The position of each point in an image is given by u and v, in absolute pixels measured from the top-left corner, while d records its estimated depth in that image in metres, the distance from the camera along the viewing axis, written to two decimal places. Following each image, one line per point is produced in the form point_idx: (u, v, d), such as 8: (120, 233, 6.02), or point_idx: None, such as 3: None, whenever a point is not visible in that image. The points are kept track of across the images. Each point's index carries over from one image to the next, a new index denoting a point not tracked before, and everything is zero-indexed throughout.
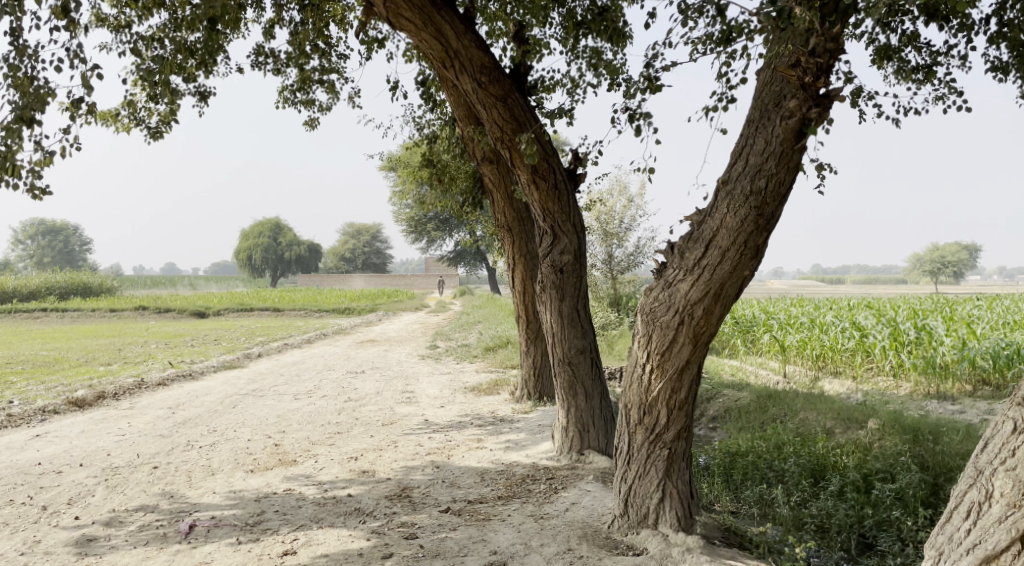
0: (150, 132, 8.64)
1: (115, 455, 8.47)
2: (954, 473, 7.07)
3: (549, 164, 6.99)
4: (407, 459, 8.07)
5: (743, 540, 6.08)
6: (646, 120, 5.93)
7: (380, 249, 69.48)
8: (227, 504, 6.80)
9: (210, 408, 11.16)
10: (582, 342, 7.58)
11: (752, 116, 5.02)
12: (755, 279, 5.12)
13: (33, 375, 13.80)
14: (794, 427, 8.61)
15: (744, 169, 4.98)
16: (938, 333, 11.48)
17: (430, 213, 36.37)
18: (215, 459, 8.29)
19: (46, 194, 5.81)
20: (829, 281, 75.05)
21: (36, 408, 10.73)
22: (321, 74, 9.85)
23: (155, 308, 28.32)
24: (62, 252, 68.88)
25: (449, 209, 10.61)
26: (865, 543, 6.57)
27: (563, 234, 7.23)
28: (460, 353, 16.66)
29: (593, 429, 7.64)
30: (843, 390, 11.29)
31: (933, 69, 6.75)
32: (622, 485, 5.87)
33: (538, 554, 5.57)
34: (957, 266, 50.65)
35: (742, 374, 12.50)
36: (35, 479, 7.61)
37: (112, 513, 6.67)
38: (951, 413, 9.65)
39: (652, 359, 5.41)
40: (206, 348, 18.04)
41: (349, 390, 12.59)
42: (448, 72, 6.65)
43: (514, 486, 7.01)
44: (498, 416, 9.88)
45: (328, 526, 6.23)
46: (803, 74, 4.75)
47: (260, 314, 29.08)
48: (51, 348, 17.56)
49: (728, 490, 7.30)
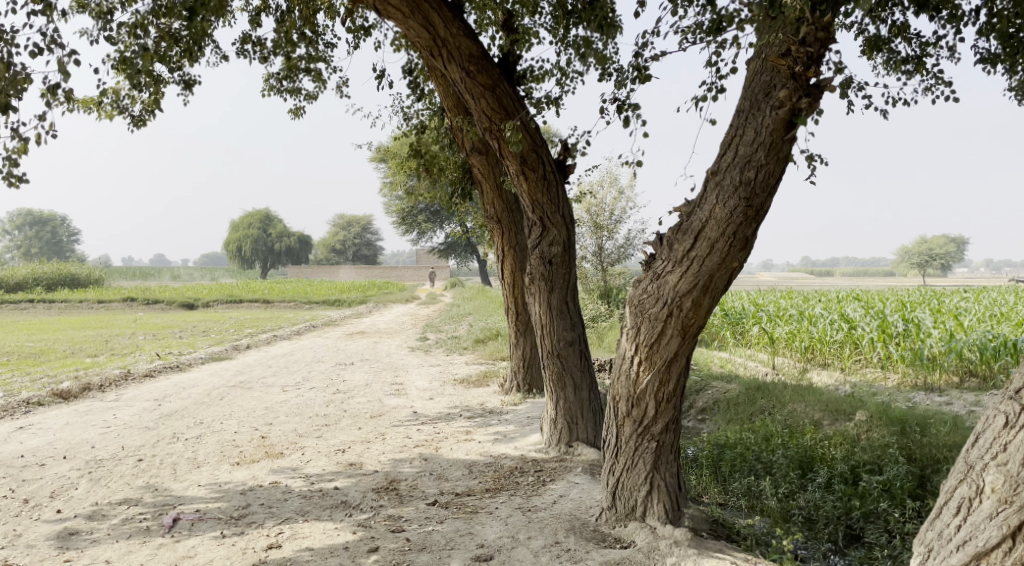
0: (133, 121, 8.52)
1: (99, 448, 8.38)
2: (941, 465, 7.08)
3: (538, 155, 6.94)
4: (395, 452, 8.02)
5: (731, 532, 6.07)
6: (635, 110, 5.91)
7: (370, 240, 69.20)
8: (212, 497, 6.74)
9: (197, 400, 11.07)
10: (571, 334, 7.55)
11: (741, 105, 4.98)
12: (744, 271, 5.09)
13: (18, 366, 13.64)
14: (783, 419, 8.61)
15: (733, 159, 4.94)
16: (926, 325, 11.50)
17: (420, 205, 36.27)
18: (201, 451, 8.22)
19: (23, 181, 5.73)
20: (819, 273, 75.31)
21: (20, 400, 10.61)
22: (307, 63, 9.74)
23: (143, 300, 28.12)
24: (49, 242, 68.28)
25: (438, 200, 10.56)
26: (852, 534, 6.59)
27: (552, 226, 7.19)
28: (450, 345, 16.60)
29: (582, 422, 7.61)
30: (831, 382, 11.30)
31: (922, 60, 6.73)
32: (610, 477, 5.84)
33: (525, 547, 5.54)
34: (945, 259, 50.75)
35: (731, 366, 12.51)
36: (17, 472, 7.53)
37: (95, 506, 6.59)
38: (938, 404, 9.67)
39: (640, 352, 5.38)
40: (194, 340, 17.92)
41: (338, 382, 12.52)
42: (436, 60, 6.57)
43: (502, 478, 6.98)
44: (487, 408, 9.85)
45: (313, 519, 6.18)
46: (794, 63, 4.70)
47: (249, 305, 28.90)
48: (38, 339, 17.37)
49: (717, 481, 7.27)
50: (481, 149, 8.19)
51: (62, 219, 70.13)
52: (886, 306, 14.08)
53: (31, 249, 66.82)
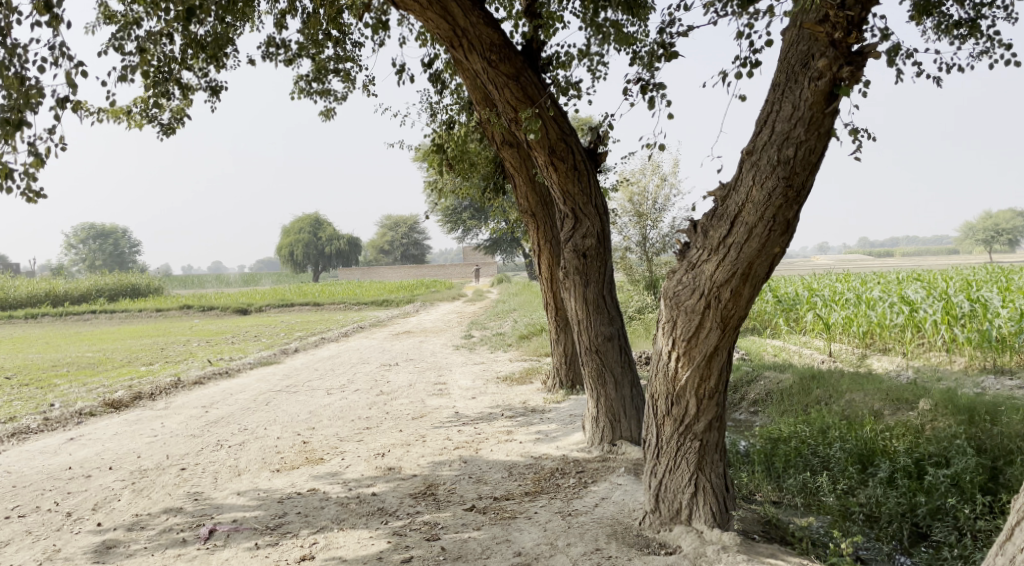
0: (162, 129, 8.51)
1: (145, 457, 8.42)
2: (1014, 456, 6.57)
3: (567, 144, 6.65)
4: (434, 454, 7.84)
5: (785, 534, 5.72)
6: (660, 91, 5.72)
7: (418, 240, 69.64)
8: (250, 506, 6.67)
9: (243, 405, 11.11)
10: (609, 329, 7.28)
11: (776, 79, 4.62)
12: (787, 256, 4.74)
13: (77, 377, 13.94)
14: (840, 410, 8.18)
15: (770, 137, 4.60)
16: (994, 304, 10.81)
17: (463, 202, 36.44)
18: (243, 458, 8.18)
19: (42, 197, 5.23)
20: (879, 253, 72.92)
21: (74, 411, 10.79)
22: (336, 63, 9.63)
23: (199, 307, 28.64)
24: (112, 254, 70.62)
25: (472, 197, 10.42)
26: (918, 533, 6.19)
27: (585, 217, 6.92)
28: (495, 341, 16.43)
29: (625, 419, 7.32)
30: (893, 368, 10.75)
31: (976, 23, 6.24)
32: (652, 480, 5.54)
33: (564, 555, 5.30)
34: (1012, 234, 48.55)
35: (785, 354, 12.04)
36: (64, 484, 7.58)
37: (135, 518, 6.58)
38: (1009, 389, 9.11)
39: (678, 347, 5.07)
40: (245, 345, 18.11)
41: (383, 383, 12.44)
42: (456, 51, 6.33)
43: (542, 481, 6.74)
44: (529, 406, 9.63)
45: (349, 528, 6.04)
46: (833, 29, 4.34)
47: (301, 309, 29.22)
48: (98, 350, 17.80)
49: (770, 479, 6.85)
50: (511, 142, 7.89)
51: (124, 231, 72.74)
52: (949, 285, 13.37)
53: (96, 262, 69.28)
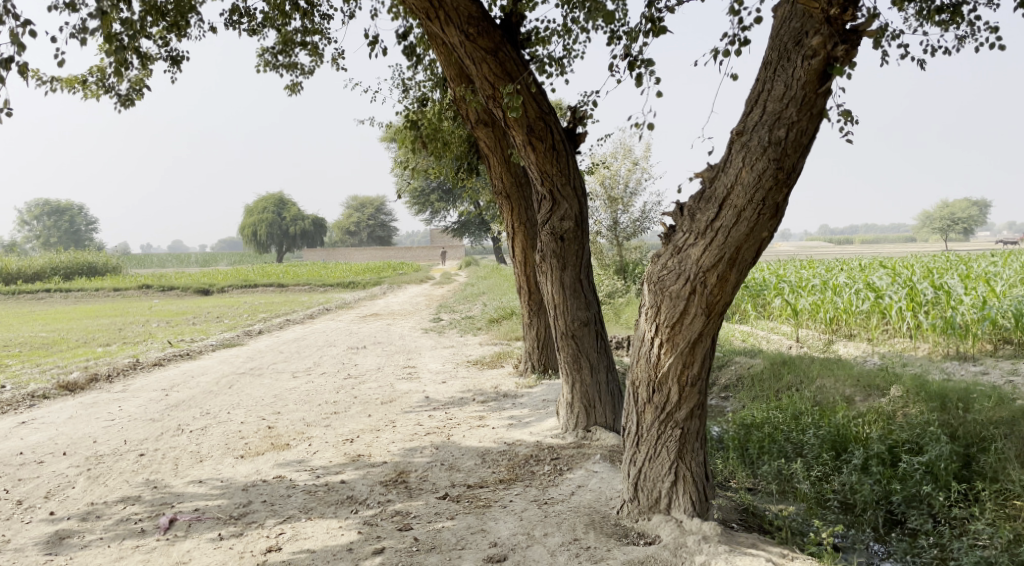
0: (120, 101, 8.10)
1: (101, 442, 8.08)
2: (987, 443, 6.57)
3: (545, 123, 6.44)
4: (404, 441, 7.63)
5: (762, 522, 5.66)
6: (648, 67, 5.53)
7: (384, 221, 68.95)
8: (212, 494, 6.40)
9: (205, 389, 10.77)
10: (585, 313, 7.15)
11: (768, 57, 4.47)
12: (775, 241, 4.61)
13: (29, 357, 13.40)
14: (812, 395, 8.20)
15: (761, 117, 4.44)
16: (958, 291, 10.92)
17: (431, 184, 36.19)
18: (205, 444, 7.89)
19: None
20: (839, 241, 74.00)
21: (25, 393, 10.33)
22: (303, 36, 9.28)
23: (159, 286, 27.92)
24: (67, 231, 68.69)
25: (444, 177, 10.14)
26: (892, 520, 6.16)
27: (563, 199, 6.72)
28: (464, 325, 16.25)
29: (600, 405, 7.20)
30: (859, 354, 10.83)
31: (959, 8, 6.15)
32: (631, 467, 5.41)
33: (541, 546, 5.15)
34: (969, 223, 49.52)
35: (753, 340, 12.05)
36: (14, 470, 7.23)
37: (90, 507, 6.28)
38: (972, 375, 9.22)
39: (661, 333, 4.93)
40: (207, 326, 17.66)
41: (349, 366, 12.19)
42: (433, 23, 6.06)
43: (516, 468, 6.58)
44: (501, 391, 9.48)
45: (317, 517, 5.83)
46: (828, 5, 4.20)
47: (265, 290, 28.65)
48: (51, 329, 17.16)
49: (745, 465, 6.79)
50: (486, 121, 7.66)
51: (79, 208, 70.85)
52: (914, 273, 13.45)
53: (50, 238, 67.32)
